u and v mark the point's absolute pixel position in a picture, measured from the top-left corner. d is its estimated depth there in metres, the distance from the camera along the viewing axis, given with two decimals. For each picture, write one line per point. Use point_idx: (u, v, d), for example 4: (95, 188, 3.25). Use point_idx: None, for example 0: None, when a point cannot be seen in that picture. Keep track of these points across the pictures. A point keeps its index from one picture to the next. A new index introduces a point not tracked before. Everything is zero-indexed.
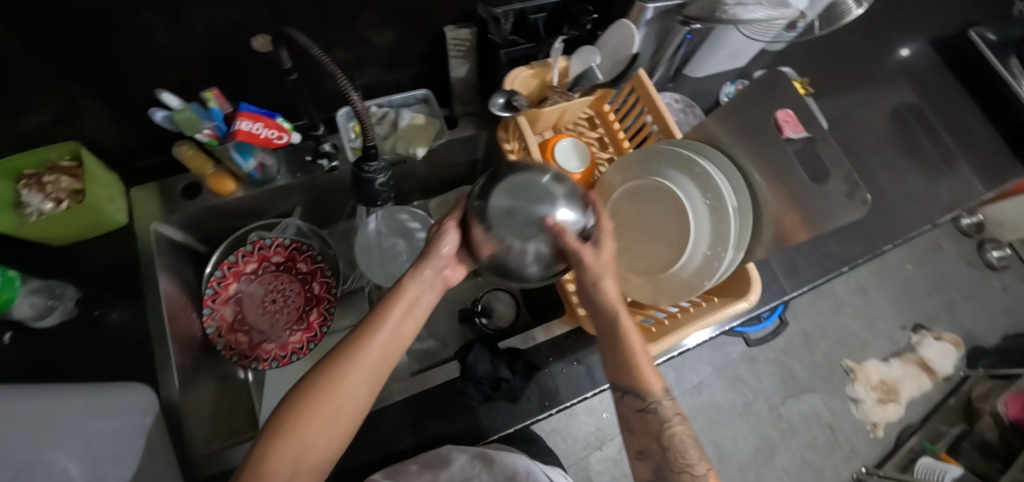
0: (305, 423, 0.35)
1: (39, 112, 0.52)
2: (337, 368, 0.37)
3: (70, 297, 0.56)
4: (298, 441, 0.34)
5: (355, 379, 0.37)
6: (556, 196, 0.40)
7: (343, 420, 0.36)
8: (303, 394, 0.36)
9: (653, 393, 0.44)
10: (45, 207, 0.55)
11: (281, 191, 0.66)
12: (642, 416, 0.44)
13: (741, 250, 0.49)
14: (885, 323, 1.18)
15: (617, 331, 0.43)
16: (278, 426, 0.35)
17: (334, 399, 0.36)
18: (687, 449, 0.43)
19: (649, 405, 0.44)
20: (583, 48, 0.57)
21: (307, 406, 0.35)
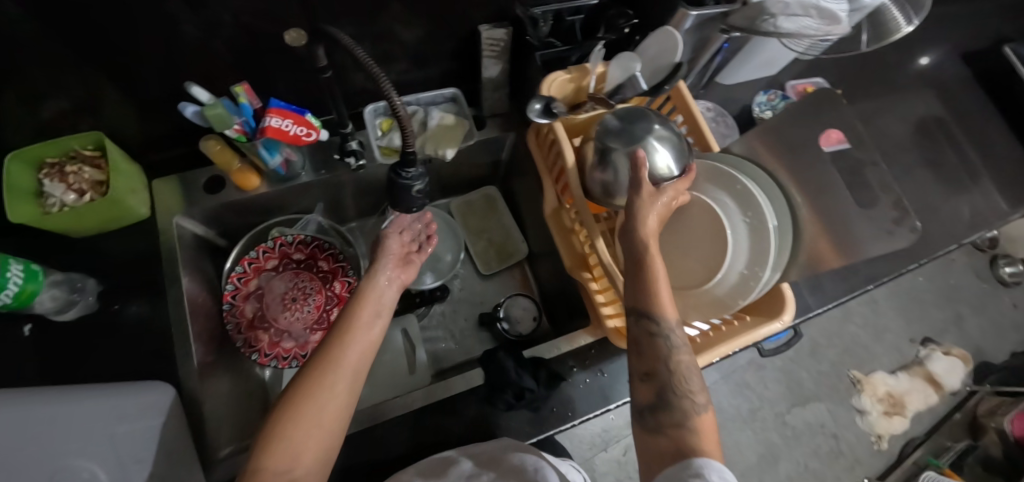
0: (292, 426, 0.34)
1: (60, 100, 0.51)
2: (320, 371, 0.37)
3: (91, 290, 0.55)
4: (291, 445, 0.34)
5: (339, 382, 0.37)
6: (653, 135, 0.50)
7: (332, 416, 0.36)
8: (289, 402, 0.36)
9: (666, 317, 0.38)
10: (67, 198, 0.54)
11: (303, 188, 0.65)
12: (653, 340, 0.38)
13: (779, 270, 0.48)
14: (894, 335, 1.18)
15: (642, 254, 0.40)
16: (267, 436, 0.34)
17: (321, 402, 0.36)
18: (690, 379, 0.38)
19: (662, 330, 0.38)
20: (622, 54, 0.54)
21: (294, 411, 0.35)
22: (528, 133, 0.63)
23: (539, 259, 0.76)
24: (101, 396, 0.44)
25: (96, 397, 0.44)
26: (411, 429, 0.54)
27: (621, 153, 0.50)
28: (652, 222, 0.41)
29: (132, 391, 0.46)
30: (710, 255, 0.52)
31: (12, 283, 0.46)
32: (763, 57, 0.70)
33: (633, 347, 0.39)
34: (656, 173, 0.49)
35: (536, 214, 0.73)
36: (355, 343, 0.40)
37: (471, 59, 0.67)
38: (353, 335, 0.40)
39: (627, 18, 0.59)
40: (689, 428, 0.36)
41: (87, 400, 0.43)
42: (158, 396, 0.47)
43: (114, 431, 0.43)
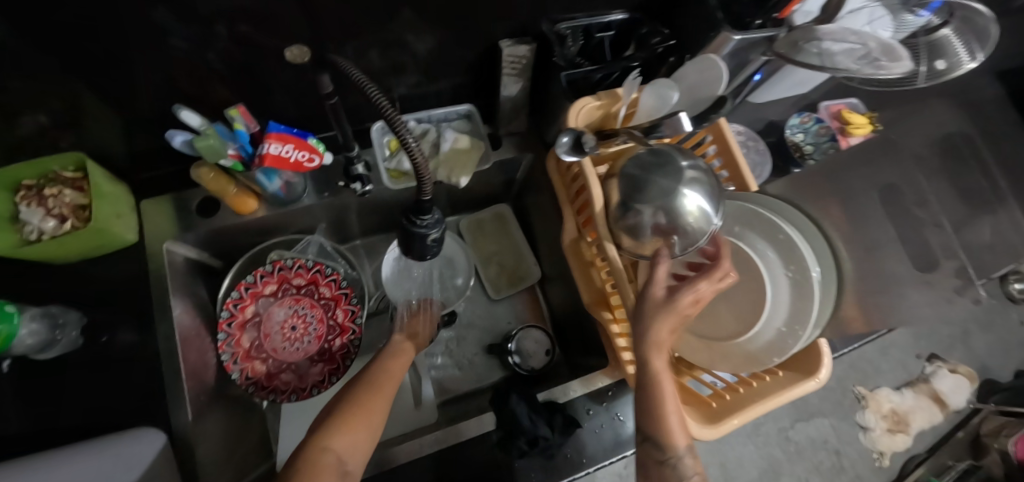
0: (354, 420, 0.42)
1: (37, 115, 0.45)
2: (369, 388, 0.46)
3: (74, 324, 0.51)
4: (348, 439, 0.40)
5: (380, 396, 0.46)
6: (683, 180, 0.46)
7: (376, 423, 0.43)
8: (344, 410, 0.43)
9: (675, 447, 0.40)
10: (46, 225, 0.49)
11: (305, 210, 0.61)
12: (660, 467, 0.41)
13: (820, 328, 0.45)
14: (899, 348, 1.08)
15: (651, 376, 0.41)
16: (325, 429, 0.40)
17: (371, 409, 0.44)
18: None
19: (670, 459, 0.41)
20: (658, 81, 0.49)
21: (353, 411, 0.43)
22: (549, 158, 0.59)
23: (552, 285, 0.72)
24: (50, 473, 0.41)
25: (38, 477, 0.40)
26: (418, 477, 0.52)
27: (649, 210, 0.47)
28: (666, 334, 0.40)
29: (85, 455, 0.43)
30: (747, 306, 0.49)
31: None
32: (797, 79, 0.66)
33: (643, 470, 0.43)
34: (684, 219, 0.47)
35: (550, 238, 0.69)
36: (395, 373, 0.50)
37: (488, 72, 0.61)
38: (389, 364, 0.50)
39: (662, 37, 0.54)
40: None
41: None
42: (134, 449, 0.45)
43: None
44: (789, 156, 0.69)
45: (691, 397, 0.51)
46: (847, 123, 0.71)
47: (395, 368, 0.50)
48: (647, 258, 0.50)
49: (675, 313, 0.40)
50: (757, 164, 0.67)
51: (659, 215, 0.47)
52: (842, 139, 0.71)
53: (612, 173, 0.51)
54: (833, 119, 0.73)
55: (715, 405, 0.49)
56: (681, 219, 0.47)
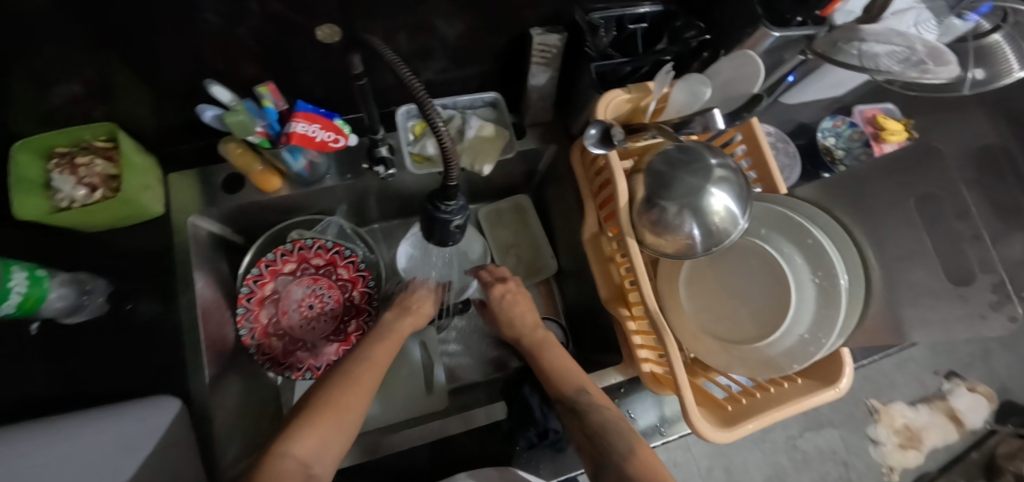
0: (323, 423, 0.42)
1: (72, 84, 0.46)
2: (345, 382, 0.46)
3: (101, 291, 0.52)
4: (314, 439, 0.40)
5: (357, 390, 0.46)
6: (713, 178, 0.45)
7: (349, 421, 0.43)
8: (314, 409, 0.43)
9: (566, 385, 0.50)
10: (77, 193, 0.50)
11: (327, 191, 0.61)
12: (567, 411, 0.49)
13: (844, 337, 0.45)
14: (917, 364, 1.02)
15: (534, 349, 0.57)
16: (292, 430, 0.41)
17: (344, 402, 0.44)
18: (610, 432, 0.45)
19: (568, 398, 0.49)
20: (691, 76, 0.47)
21: (320, 411, 0.43)
22: (573, 149, 0.58)
23: (568, 278, 0.72)
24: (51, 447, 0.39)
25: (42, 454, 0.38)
26: (427, 460, 0.53)
27: (674, 206, 0.46)
28: (525, 315, 0.60)
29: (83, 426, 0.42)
30: (769, 311, 0.49)
31: (15, 292, 0.44)
32: (834, 80, 0.64)
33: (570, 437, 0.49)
34: (711, 219, 0.46)
35: (569, 232, 0.69)
36: (377, 364, 0.49)
37: (516, 60, 0.60)
38: (372, 354, 0.50)
39: (697, 32, 0.52)
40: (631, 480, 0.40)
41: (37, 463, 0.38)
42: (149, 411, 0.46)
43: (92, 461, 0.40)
44: (819, 159, 0.69)
45: (705, 399, 0.51)
46: (881, 129, 0.70)
47: (379, 355, 0.51)
48: (668, 255, 0.50)
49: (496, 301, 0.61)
50: (787, 165, 0.67)
51: (685, 213, 0.45)
52: (875, 144, 0.69)
53: (638, 168, 0.50)
54: (867, 124, 0.71)
55: (730, 408, 0.48)
56: (708, 219, 0.45)
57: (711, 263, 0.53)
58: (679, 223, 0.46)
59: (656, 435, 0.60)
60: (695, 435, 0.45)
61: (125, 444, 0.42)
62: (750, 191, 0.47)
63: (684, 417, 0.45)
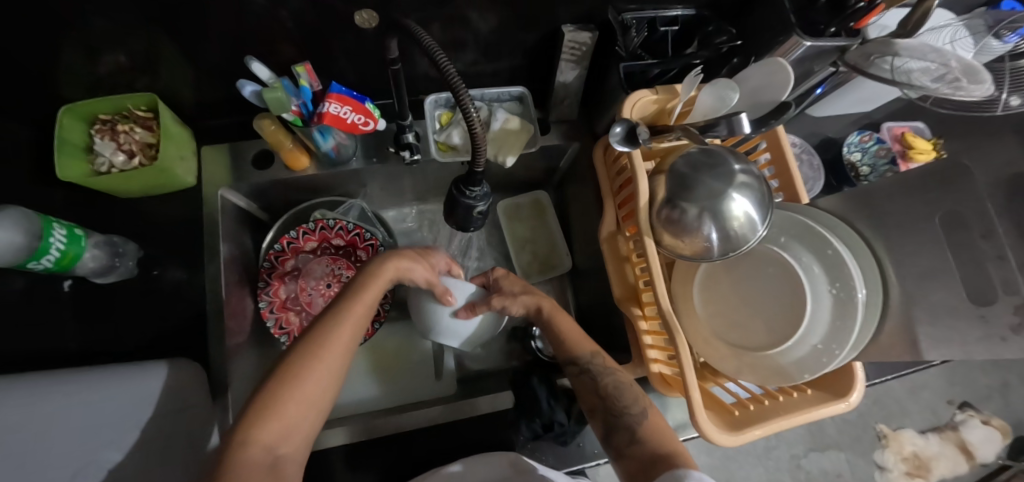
0: (282, 404, 0.38)
1: (117, 54, 0.48)
2: (309, 351, 0.41)
3: (132, 255, 0.55)
4: (277, 423, 0.38)
5: (320, 365, 0.41)
6: (734, 183, 0.45)
7: (316, 399, 0.40)
8: (275, 383, 0.39)
9: (584, 354, 0.53)
10: (116, 159, 0.52)
11: (352, 173, 0.63)
12: (580, 377, 0.53)
13: (857, 351, 0.44)
14: (931, 392, 0.93)
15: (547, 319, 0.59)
16: (252, 417, 0.37)
17: (307, 382, 0.40)
18: (623, 394, 0.50)
19: (584, 366, 0.53)
20: (718, 81, 0.47)
21: (283, 387, 0.39)
22: (596, 147, 0.59)
23: (582, 276, 0.72)
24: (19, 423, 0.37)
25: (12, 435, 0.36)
26: (432, 440, 0.54)
27: (693, 208, 0.46)
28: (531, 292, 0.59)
29: (57, 394, 0.40)
30: (783, 318, 0.48)
31: (54, 249, 0.46)
32: (864, 94, 0.63)
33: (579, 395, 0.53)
34: (730, 223, 0.45)
35: (586, 230, 0.70)
36: (349, 323, 0.44)
37: (545, 56, 0.61)
38: (344, 322, 0.44)
39: (728, 37, 0.52)
40: (641, 441, 0.47)
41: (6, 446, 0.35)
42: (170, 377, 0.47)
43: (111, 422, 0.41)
44: (843, 174, 0.68)
45: (712, 401, 0.51)
46: (909, 147, 0.69)
47: (354, 314, 0.45)
48: (686, 257, 0.50)
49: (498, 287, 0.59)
50: (810, 178, 0.67)
51: (705, 216, 0.45)
52: (902, 163, 0.69)
53: (660, 168, 0.50)
54: (894, 141, 0.71)
55: (736, 414, 0.48)
56: (727, 224, 0.45)
57: (726, 268, 0.53)
58: (699, 227, 0.46)
59: None
60: (701, 438, 0.45)
61: (138, 403, 0.43)
62: (772, 195, 0.47)
63: (690, 420, 0.45)
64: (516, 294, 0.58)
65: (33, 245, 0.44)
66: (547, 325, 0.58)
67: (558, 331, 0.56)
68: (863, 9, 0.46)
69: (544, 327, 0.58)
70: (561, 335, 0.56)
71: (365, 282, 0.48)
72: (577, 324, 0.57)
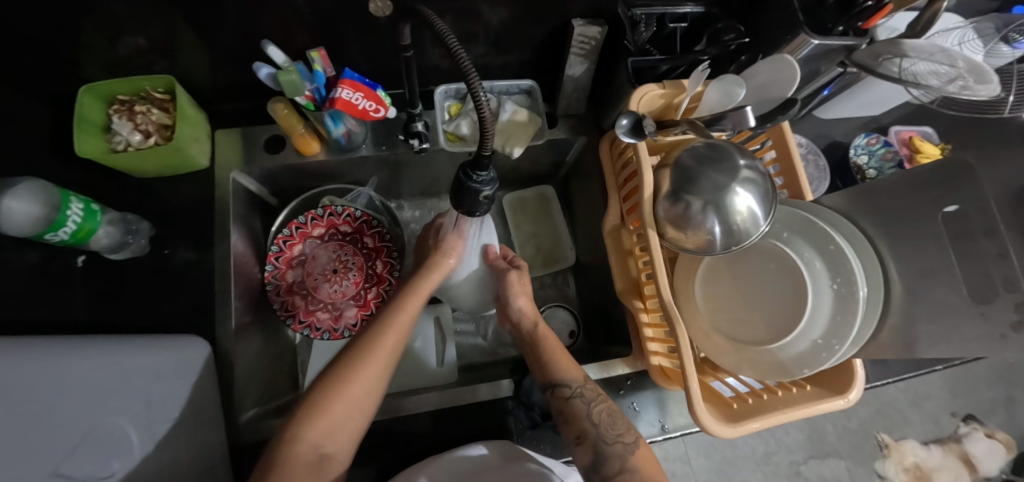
0: (334, 404, 0.42)
1: (137, 37, 0.49)
2: (360, 356, 0.46)
3: (144, 233, 0.56)
4: (327, 418, 0.42)
5: (367, 371, 0.45)
6: (739, 178, 0.45)
7: (365, 401, 0.44)
8: (327, 382, 0.44)
9: (575, 378, 0.53)
10: (133, 138, 0.53)
11: (362, 161, 0.64)
12: (571, 402, 0.51)
13: (857, 346, 0.45)
14: (935, 403, 0.88)
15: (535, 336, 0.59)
16: (308, 413, 0.42)
17: (355, 383, 0.44)
18: (617, 422, 0.50)
19: (574, 391, 0.52)
20: (725, 77, 0.48)
21: (337, 387, 0.43)
22: (602, 142, 0.60)
23: (585, 270, 0.73)
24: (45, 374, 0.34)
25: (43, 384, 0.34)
26: (432, 425, 0.55)
27: (698, 202, 0.46)
28: (522, 302, 0.61)
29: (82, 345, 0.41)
30: (784, 314, 0.49)
31: (71, 221, 0.47)
32: (872, 96, 0.63)
33: (562, 418, 0.51)
34: (733, 218, 0.46)
35: (590, 224, 0.70)
36: (396, 331, 0.49)
37: (554, 51, 0.62)
38: (390, 332, 0.49)
39: (736, 35, 0.52)
40: (631, 470, 0.46)
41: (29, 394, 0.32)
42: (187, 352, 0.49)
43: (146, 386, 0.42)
44: (849, 177, 0.69)
45: (711, 395, 0.51)
46: (916, 151, 0.69)
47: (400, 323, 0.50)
48: (688, 251, 0.50)
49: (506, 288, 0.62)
50: (816, 178, 0.67)
51: (709, 209, 0.45)
52: (908, 166, 0.69)
53: (665, 162, 0.51)
54: (902, 145, 0.71)
55: (735, 407, 0.48)
56: (730, 218, 0.45)
57: (729, 263, 0.53)
58: (702, 221, 0.46)
59: (657, 430, 0.60)
60: (700, 429, 0.45)
61: (162, 372, 0.45)
62: (774, 190, 0.47)
63: (689, 412, 0.45)
64: (518, 301, 0.61)
65: (51, 217, 0.45)
66: (536, 349, 0.58)
67: (546, 356, 0.56)
68: (870, 8, 0.46)
69: (531, 351, 0.58)
70: (549, 360, 0.55)
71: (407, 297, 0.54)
72: (563, 350, 0.57)
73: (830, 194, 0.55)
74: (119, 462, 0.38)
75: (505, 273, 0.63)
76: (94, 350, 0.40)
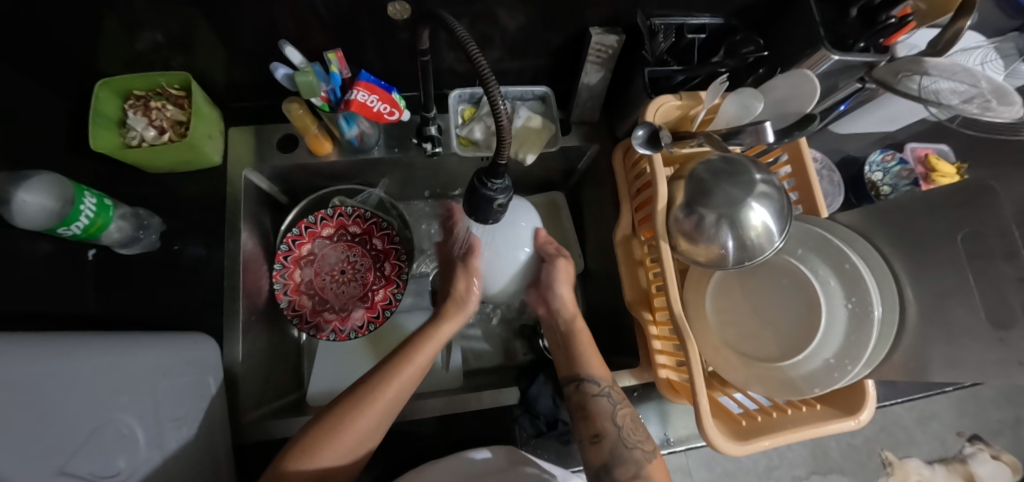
0: (323, 449, 0.43)
1: (155, 32, 0.49)
2: (357, 402, 0.46)
3: (155, 228, 0.56)
4: (321, 459, 0.42)
5: (369, 414, 0.45)
6: (755, 193, 0.44)
7: (355, 445, 0.45)
8: (325, 424, 0.44)
9: (603, 377, 0.53)
10: (148, 134, 0.53)
11: (373, 162, 0.64)
12: (596, 399, 0.51)
13: (870, 367, 0.44)
14: (941, 423, 0.86)
15: (570, 331, 0.58)
16: (313, 445, 0.43)
17: (353, 425, 0.44)
18: (637, 429, 0.50)
19: (602, 389, 0.52)
20: (743, 89, 0.48)
21: (328, 432, 0.43)
22: (616, 150, 0.59)
23: (593, 278, 0.73)
24: (60, 365, 0.35)
25: (59, 377, 0.34)
26: (438, 431, 0.54)
27: (712, 214, 0.45)
28: (564, 291, 0.60)
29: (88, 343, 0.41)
30: (796, 334, 0.48)
31: (83, 216, 0.46)
32: (888, 113, 0.63)
33: (582, 413, 0.51)
34: (746, 232, 0.45)
35: (600, 233, 0.70)
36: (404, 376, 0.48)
37: (570, 58, 0.62)
38: (398, 377, 0.48)
39: (755, 47, 0.53)
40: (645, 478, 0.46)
41: (46, 386, 0.32)
42: (192, 350, 0.49)
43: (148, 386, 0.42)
44: (863, 192, 0.68)
45: (719, 410, 0.50)
46: (932, 170, 0.68)
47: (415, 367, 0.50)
48: (700, 264, 0.49)
49: (550, 276, 0.59)
50: (830, 193, 0.67)
51: (723, 223, 0.45)
52: (924, 185, 0.68)
53: (680, 174, 0.50)
54: (918, 163, 0.70)
55: (743, 424, 0.48)
56: (744, 232, 0.45)
57: (740, 279, 0.52)
58: (715, 233, 0.46)
59: (662, 444, 0.60)
60: (707, 445, 0.45)
61: (165, 369, 0.45)
62: (789, 201, 0.46)
63: (697, 427, 0.44)
64: (559, 290, 0.60)
65: (63, 211, 0.45)
66: (568, 342, 0.57)
67: (577, 350, 0.56)
68: (894, 25, 0.46)
69: (560, 344, 0.58)
70: (579, 353, 0.55)
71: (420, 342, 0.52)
72: (594, 347, 0.57)
73: (845, 211, 0.55)
74: (124, 460, 0.37)
75: (556, 259, 0.60)
76: (104, 344, 0.40)
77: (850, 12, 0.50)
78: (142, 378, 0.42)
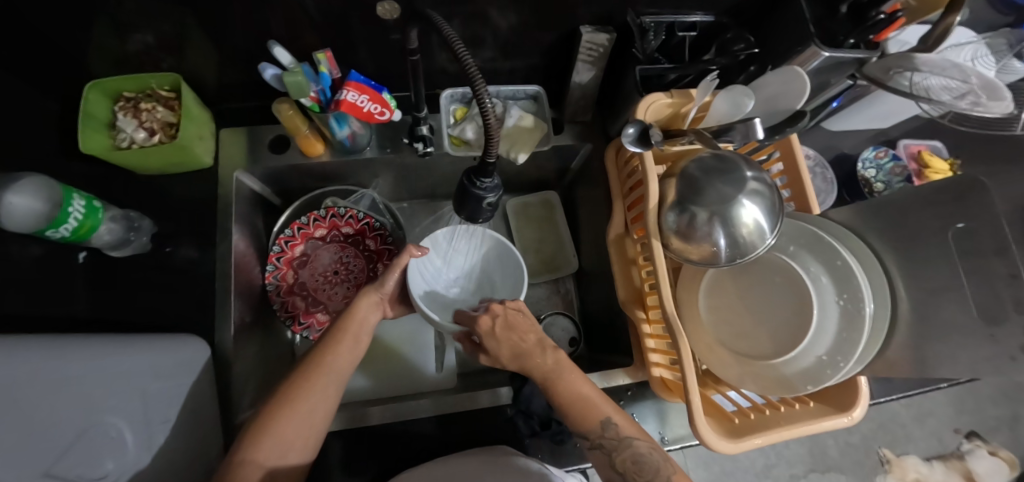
0: (272, 430, 0.41)
1: (145, 34, 0.49)
2: (291, 391, 0.43)
3: (146, 231, 0.56)
4: (271, 442, 0.41)
5: (299, 412, 0.42)
6: (746, 190, 0.44)
7: (306, 430, 0.43)
8: (270, 407, 0.42)
9: (592, 429, 0.45)
10: (138, 136, 0.53)
11: (366, 163, 0.65)
12: (592, 450, 0.45)
13: (862, 364, 0.44)
14: (938, 419, 0.86)
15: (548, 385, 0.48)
16: (254, 433, 0.41)
17: (300, 407, 0.43)
18: (647, 467, 0.43)
19: (596, 441, 0.45)
20: (735, 87, 0.48)
21: (270, 418, 0.42)
22: (608, 148, 0.59)
23: (588, 278, 0.73)
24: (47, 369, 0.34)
25: None
26: (432, 432, 0.54)
27: (704, 216, 0.45)
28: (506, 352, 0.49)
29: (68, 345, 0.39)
30: (787, 328, 0.48)
31: (72, 218, 0.46)
32: (881, 110, 0.63)
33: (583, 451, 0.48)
34: (738, 230, 0.45)
35: (594, 232, 0.70)
36: (327, 369, 0.45)
37: (562, 56, 0.62)
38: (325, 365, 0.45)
39: (746, 45, 0.53)
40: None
41: None
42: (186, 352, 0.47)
43: (138, 389, 0.42)
44: (856, 190, 0.68)
45: (712, 408, 0.50)
46: (925, 166, 0.68)
47: (338, 357, 0.47)
48: (692, 262, 0.49)
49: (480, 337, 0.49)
50: (823, 191, 0.67)
51: (715, 220, 0.45)
52: (917, 181, 0.68)
53: (671, 172, 0.50)
54: (911, 159, 0.70)
55: (736, 422, 0.48)
56: (735, 230, 0.45)
57: (731, 278, 0.52)
58: (707, 233, 0.45)
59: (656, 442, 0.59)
60: (701, 444, 0.44)
61: (156, 370, 0.44)
62: (782, 200, 0.46)
63: (690, 425, 0.44)
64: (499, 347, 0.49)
65: (53, 213, 0.45)
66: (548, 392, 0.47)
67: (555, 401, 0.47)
68: (884, 21, 0.46)
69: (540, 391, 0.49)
70: (560, 407, 0.47)
71: (335, 338, 0.48)
72: (577, 385, 0.47)
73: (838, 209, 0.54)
74: (112, 462, 0.38)
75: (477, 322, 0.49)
76: (96, 346, 0.41)
77: (840, 9, 0.49)
78: (130, 380, 0.41)
